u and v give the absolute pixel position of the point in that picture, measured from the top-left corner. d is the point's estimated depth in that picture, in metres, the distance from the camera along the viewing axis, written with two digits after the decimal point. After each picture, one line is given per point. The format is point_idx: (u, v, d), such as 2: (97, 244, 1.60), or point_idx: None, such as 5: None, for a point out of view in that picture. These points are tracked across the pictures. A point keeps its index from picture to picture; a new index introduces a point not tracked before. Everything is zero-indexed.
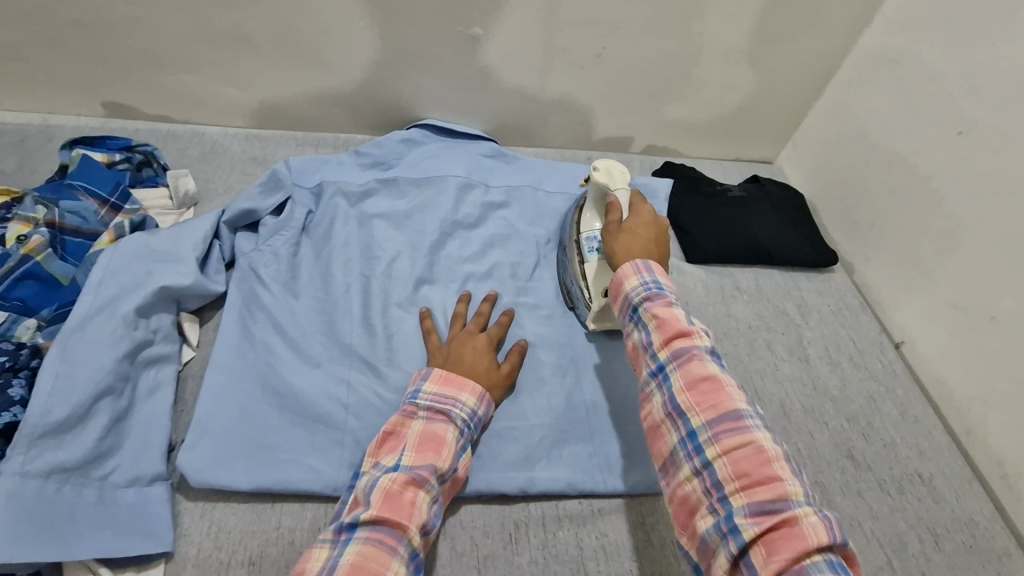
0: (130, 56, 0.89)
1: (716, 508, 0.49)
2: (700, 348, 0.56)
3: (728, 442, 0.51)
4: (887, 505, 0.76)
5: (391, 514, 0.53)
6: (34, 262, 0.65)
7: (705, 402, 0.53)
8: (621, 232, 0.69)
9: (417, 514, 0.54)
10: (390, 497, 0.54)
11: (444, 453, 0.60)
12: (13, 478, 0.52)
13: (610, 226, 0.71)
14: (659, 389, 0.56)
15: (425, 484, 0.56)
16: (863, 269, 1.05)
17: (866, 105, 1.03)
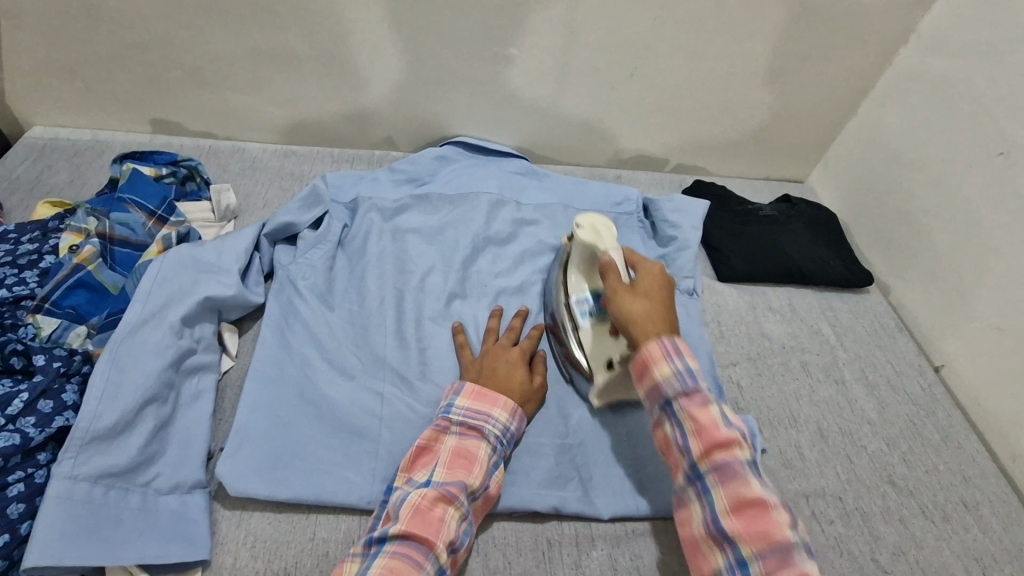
0: (179, 76, 0.92)
1: (724, 547, 0.53)
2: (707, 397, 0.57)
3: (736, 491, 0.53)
4: (932, 533, 0.73)
5: (419, 531, 0.54)
6: (86, 271, 0.68)
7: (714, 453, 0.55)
8: (634, 296, 0.64)
9: (445, 531, 0.55)
10: (418, 512, 0.55)
11: (475, 470, 0.60)
12: (63, 481, 0.53)
13: (620, 290, 0.65)
14: (669, 421, 0.58)
15: (455, 501, 0.56)
16: (899, 289, 1.03)
17: (901, 123, 1.02)
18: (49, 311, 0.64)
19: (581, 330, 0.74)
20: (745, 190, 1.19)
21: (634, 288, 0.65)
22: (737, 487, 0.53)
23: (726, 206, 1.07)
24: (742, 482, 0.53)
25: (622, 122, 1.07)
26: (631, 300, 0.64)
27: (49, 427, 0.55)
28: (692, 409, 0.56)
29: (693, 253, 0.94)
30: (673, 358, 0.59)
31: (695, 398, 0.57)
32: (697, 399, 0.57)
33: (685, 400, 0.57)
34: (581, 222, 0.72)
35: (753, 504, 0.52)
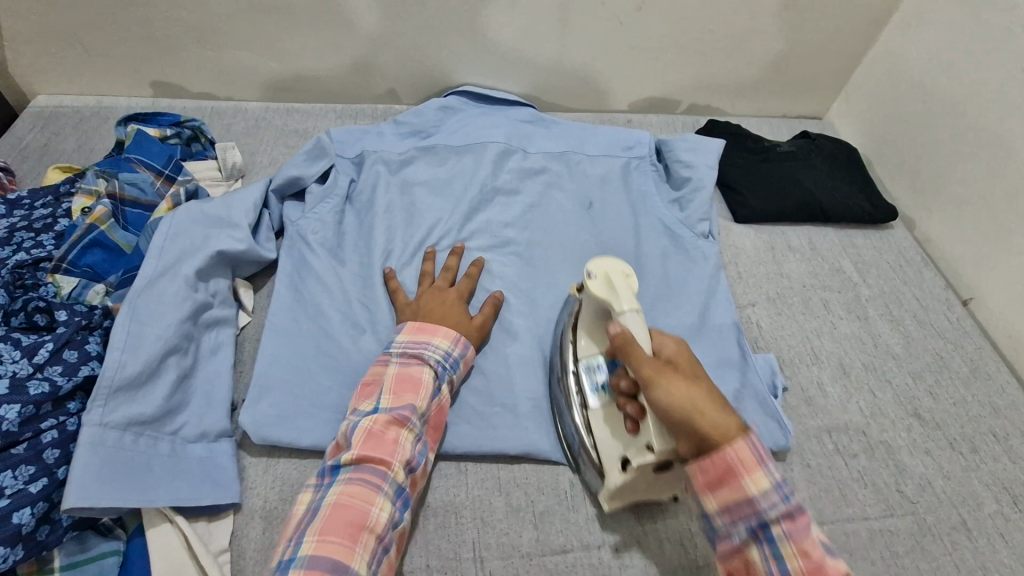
0: (176, 35, 0.90)
1: None
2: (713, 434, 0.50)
3: (761, 531, 0.48)
4: (959, 464, 0.72)
5: (374, 453, 0.56)
6: (100, 231, 0.68)
7: (732, 499, 0.49)
8: (670, 375, 0.53)
9: (400, 451, 0.57)
10: (371, 437, 0.57)
11: (421, 392, 0.61)
12: (95, 428, 0.54)
13: (648, 367, 0.54)
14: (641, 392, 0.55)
15: (406, 423, 0.58)
16: (925, 223, 0.99)
17: (929, 47, 0.96)
18: (67, 270, 0.65)
19: (588, 407, 0.64)
20: (763, 128, 1.14)
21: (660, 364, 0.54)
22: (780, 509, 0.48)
23: (742, 144, 1.02)
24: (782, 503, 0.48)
25: (632, 61, 1.02)
26: (673, 377, 0.53)
27: (77, 376, 0.56)
28: (708, 467, 0.50)
29: (709, 193, 0.92)
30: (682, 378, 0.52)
31: (707, 450, 0.50)
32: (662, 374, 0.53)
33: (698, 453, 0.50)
34: (593, 270, 0.64)
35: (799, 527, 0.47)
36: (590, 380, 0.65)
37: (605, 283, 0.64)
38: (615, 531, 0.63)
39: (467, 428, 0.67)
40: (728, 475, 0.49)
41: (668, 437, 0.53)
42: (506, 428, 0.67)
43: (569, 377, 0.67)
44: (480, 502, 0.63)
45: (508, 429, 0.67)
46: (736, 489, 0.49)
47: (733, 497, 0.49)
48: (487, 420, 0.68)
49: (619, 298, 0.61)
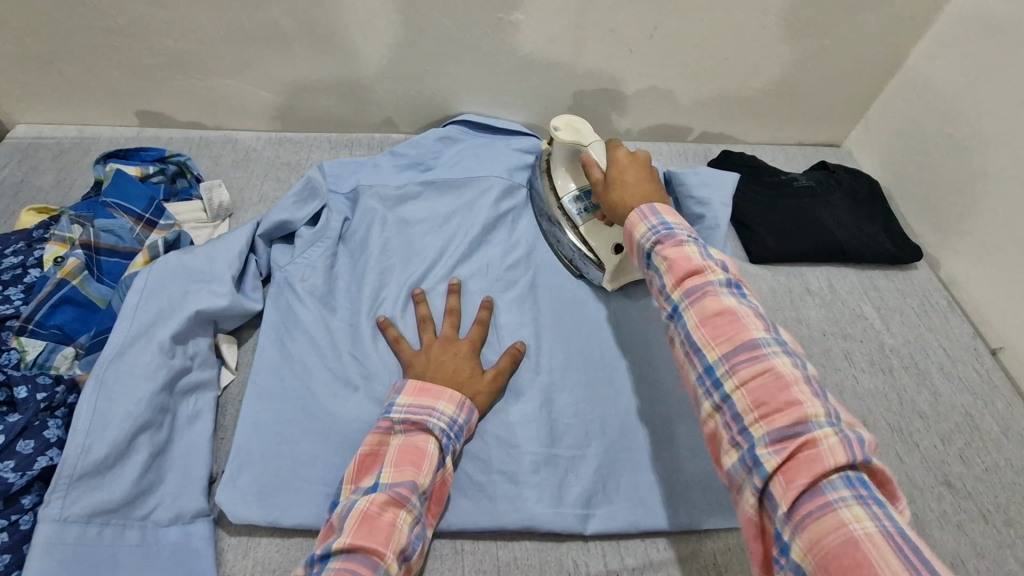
0: (161, 63, 0.86)
1: (738, 441, 0.47)
2: (750, 337, 0.49)
3: (780, 437, 0.44)
4: (994, 540, 0.67)
5: (367, 540, 0.50)
6: (71, 286, 0.63)
7: (720, 335, 0.50)
8: (610, 186, 0.68)
9: (395, 537, 0.52)
10: (366, 520, 0.52)
11: (424, 467, 0.56)
12: (52, 524, 0.50)
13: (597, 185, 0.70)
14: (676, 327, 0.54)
15: (405, 503, 0.53)
16: (950, 264, 0.94)
17: (956, 78, 0.91)
18: (34, 332, 0.60)
19: (578, 224, 0.78)
20: (777, 158, 1.09)
21: (608, 179, 0.69)
22: (746, 370, 0.48)
23: (757, 177, 0.97)
24: (752, 363, 0.48)
25: (641, 90, 0.97)
26: (615, 187, 0.67)
27: (31, 470, 0.52)
28: (735, 365, 0.49)
29: (723, 231, 0.86)
30: (650, 219, 0.59)
31: (738, 347, 0.49)
32: (672, 243, 0.56)
33: (727, 353, 0.49)
34: (556, 124, 0.77)
35: (766, 387, 0.47)
36: (574, 205, 0.79)
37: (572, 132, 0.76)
38: None
39: (465, 501, 0.62)
40: (759, 377, 0.47)
41: (688, 356, 0.52)
42: (506, 501, 0.62)
43: (557, 212, 0.80)
44: None
45: (509, 503, 0.62)
46: (765, 388, 0.47)
47: (761, 399, 0.46)
48: (485, 492, 0.63)
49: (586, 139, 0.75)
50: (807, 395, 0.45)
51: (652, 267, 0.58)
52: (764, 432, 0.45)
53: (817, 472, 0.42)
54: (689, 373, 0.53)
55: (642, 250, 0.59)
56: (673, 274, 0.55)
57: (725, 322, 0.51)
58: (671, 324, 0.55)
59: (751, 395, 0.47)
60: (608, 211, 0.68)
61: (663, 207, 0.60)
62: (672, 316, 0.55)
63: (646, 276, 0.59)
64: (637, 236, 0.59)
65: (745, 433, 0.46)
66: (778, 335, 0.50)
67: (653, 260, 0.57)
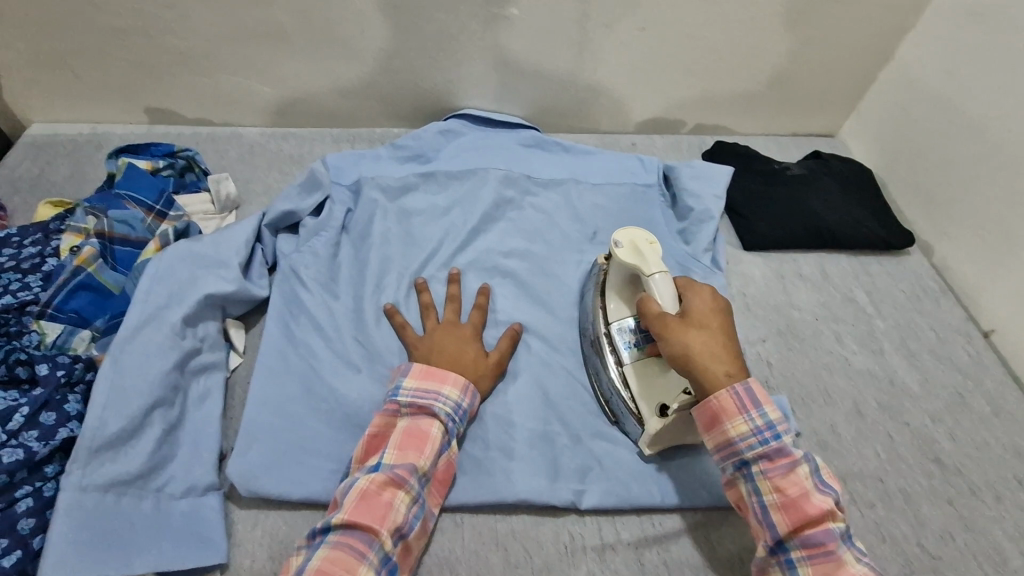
0: (168, 61, 0.89)
1: None
2: (798, 468, 0.55)
3: (816, 552, 0.53)
4: (982, 514, 0.68)
5: (364, 518, 0.54)
6: (86, 272, 0.66)
7: (808, 541, 0.53)
8: (688, 327, 0.59)
9: (392, 515, 0.55)
10: (365, 498, 0.55)
11: (425, 451, 0.59)
12: (73, 492, 0.53)
13: (669, 321, 0.60)
14: (716, 407, 0.58)
15: (403, 484, 0.56)
16: (943, 249, 0.95)
17: (947, 65, 0.93)
18: (53, 316, 0.64)
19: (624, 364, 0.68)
20: (771, 148, 1.11)
21: (685, 319, 0.59)
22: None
23: (751, 167, 0.99)
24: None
25: (636, 81, 0.99)
26: (691, 333, 0.59)
27: (54, 439, 0.55)
28: (774, 477, 0.55)
29: (715, 224, 0.89)
30: (751, 412, 0.55)
31: (778, 463, 0.55)
32: (776, 457, 0.55)
33: (767, 466, 0.55)
34: (619, 241, 0.67)
35: None
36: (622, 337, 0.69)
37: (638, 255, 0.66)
38: None
39: (464, 477, 0.64)
40: (794, 491, 0.54)
41: (731, 458, 0.57)
42: (503, 476, 0.65)
43: (603, 338, 0.70)
44: (476, 558, 0.61)
45: (506, 478, 0.64)
46: (803, 506, 0.54)
47: (792, 511, 0.54)
48: (483, 467, 0.65)
49: (652, 267, 0.64)
50: (820, 492, 0.55)
51: (755, 435, 0.55)
52: (797, 544, 0.54)
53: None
54: (758, 544, 0.56)
55: (732, 434, 0.56)
56: (772, 464, 0.55)
57: (813, 529, 0.53)
58: (750, 492, 0.56)
59: (780, 493, 0.54)
60: (681, 370, 0.59)
61: (761, 392, 0.56)
62: (756, 489, 0.56)
63: (728, 428, 0.57)
64: (731, 424, 0.56)
65: None
66: (850, 533, 0.54)
67: (750, 439, 0.55)
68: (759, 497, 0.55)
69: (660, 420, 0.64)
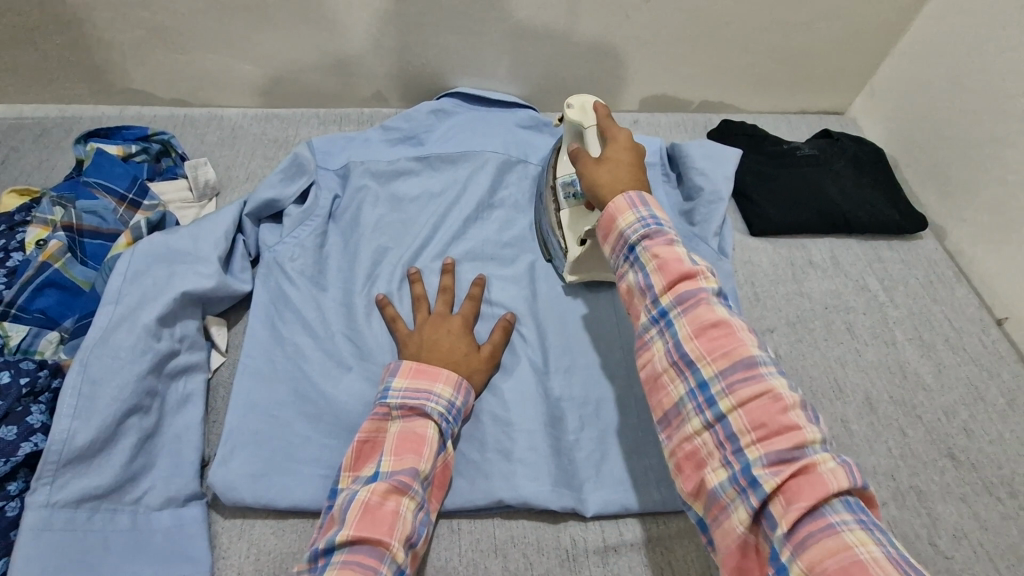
0: (138, 36, 0.82)
1: (729, 461, 0.47)
2: (705, 291, 0.52)
3: (736, 378, 0.48)
4: (997, 511, 0.66)
5: (371, 532, 0.50)
6: (53, 269, 0.62)
7: (716, 349, 0.50)
8: (599, 164, 0.63)
9: (400, 525, 0.51)
10: (369, 511, 0.51)
11: (425, 453, 0.56)
12: (41, 511, 0.49)
13: (586, 161, 0.64)
14: (662, 335, 0.53)
15: (408, 490, 0.53)
16: (956, 234, 0.91)
17: (969, 38, 0.87)
18: (17, 316, 0.60)
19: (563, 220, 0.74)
20: (779, 127, 1.05)
21: (600, 158, 0.64)
22: (744, 389, 0.47)
23: (758, 148, 0.95)
24: (749, 383, 0.48)
25: (639, 57, 0.93)
26: (597, 167, 0.63)
27: (16, 456, 0.51)
28: (686, 312, 0.52)
29: (724, 206, 0.84)
30: (639, 208, 0.57)
31: (689, 299, 0.52)
32: (662, 240, 0.55)
33: (679, 303, 0.52)
34: (571, 101, 0.71)
35: (763, 408, 0.46)
36: (564, 189, 0.74)
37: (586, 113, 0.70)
38: None
39: (461, 480, 0.61)
40: (705, 314, 0.51)
41: (647, 311, 0.54)
42: (501, 479, 0.61)
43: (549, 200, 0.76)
44: (475, 567, 0.58)
45: (504, 481, 0.61)
46: (721, 336, 0.50)
47: (743, 397, 0.47)
48: (479, 470, 0.62)
49: (592, 122, 0.69)
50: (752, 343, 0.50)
51: (633, 261, 0.56)
52: (718, 375, 0.49)
53: (779, 417, 0.46)
54: (672, 388, 0.52)
55: (625, 241, 0.56)
56: (663, 275, 0.53)
57: (717, 335, 0.50)
58: (656, 330, 0.53)
59: (749, 416, 0.47)
60: (590, 196, 0.63)
61: (652, 198, 0.58)
62: (659, 322, 0.53)
63: (622, 269, 0.57)
64: (621, 225, 0.57)
65: (739, 454, 0.46)
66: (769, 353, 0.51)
67: (639, 254, 0.55)
68: (677, 342, 0.52)
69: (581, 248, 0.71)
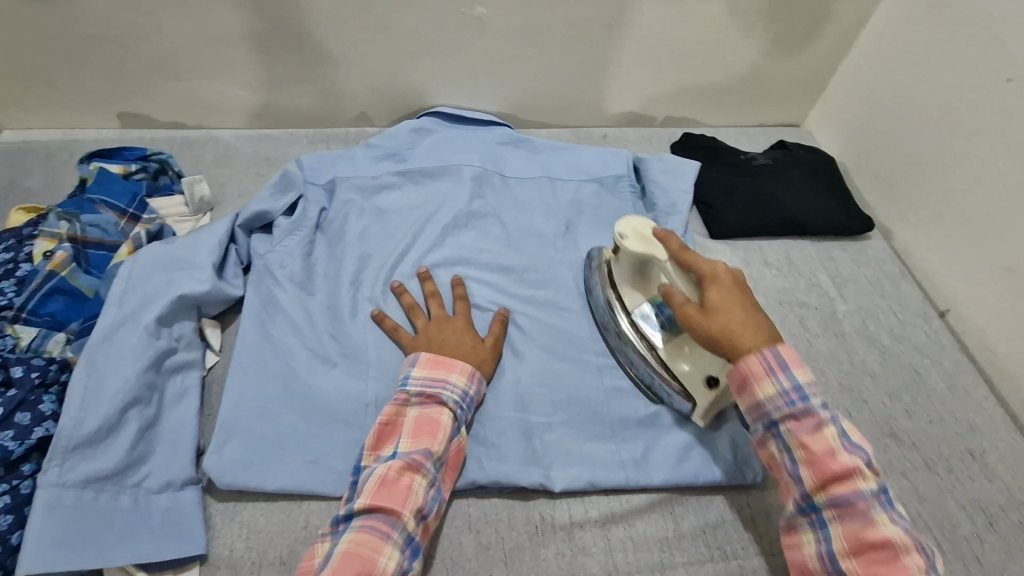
0: (138, 64, 0.89)
1: (834, 572, 0.56)
2: (835, 447, 0.57)
3: (853, 527, 0.55)
4: (935, 485, 0.72)
5: (386, 501, 0.56)
6: (60, 276, 0.68)
7: (830, 495, 0.56)
8: (710, 314, 0.62)
9: (412, 498, 0.57)
10: (385, 483, 0.57)
11: (439, 436, 0.61)
12: (52, 488, 0.55)
13: (692, 313, 0.62)
14: (778, 446, 0.60)
15: (420, 468, 0.59)
16: (902, 234, 0.98)
17: (903, 56, 0.95)
18: (27, 320, 0.65)
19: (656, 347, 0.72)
20: (739, 139, 1.13)
21: (705, 305, 0.62)
22: (854, 525, 0.55)
23: (718, 159, 1.02)
24: (859, 520, 0.55)
25: (606, 76, 1.01)
26: (716, 318, 0.61)
27: (29, 439, 0.57)
28: (801, 435, 0.58)
29: (682, 215, 0.91)
30: (776, 375, 0.59)
31: (805, 421, 0.58)
32: (808, 425, 0.58)
33: (795, 425, 0.58)
34: (623, 232, 0.70)
35: (870, 545, 0.54)
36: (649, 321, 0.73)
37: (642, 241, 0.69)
38: (587, 568, 0.62)
39: None
40: (849, 504, 0.55)
41: (763, 418, 0.60)
42: (475, 463, 0.66)
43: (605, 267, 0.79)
44: (450, 542, 0.63)
45: (477, 465, 0.66)
46: (842, 490, 0.56)
47: (851, 515, 0.55)
48: None
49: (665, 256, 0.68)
50: (866, 477, 0.56)
51: (782, 444, 0.59)
52: (834, 519, 0.56)
53: (881, 543, 0.54)
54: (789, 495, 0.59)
55: (764, 411, 0.59)
56: (815, 476, 0.57)
57: (839, 479, 0.56)
58: (772, 440, 0.60)
59: (855, 545, 0.55)
60: (716, 348, 0.62)
61: (788, 356, 0.59)
62: (774, 434, 0.60)
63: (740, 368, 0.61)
64: (757, 392, 0.59)
65: (839, 565, 0.55)
66: (885, 492, 0.56)
67: (786, 440, 0.59)
68: (800, 483, 0.58)
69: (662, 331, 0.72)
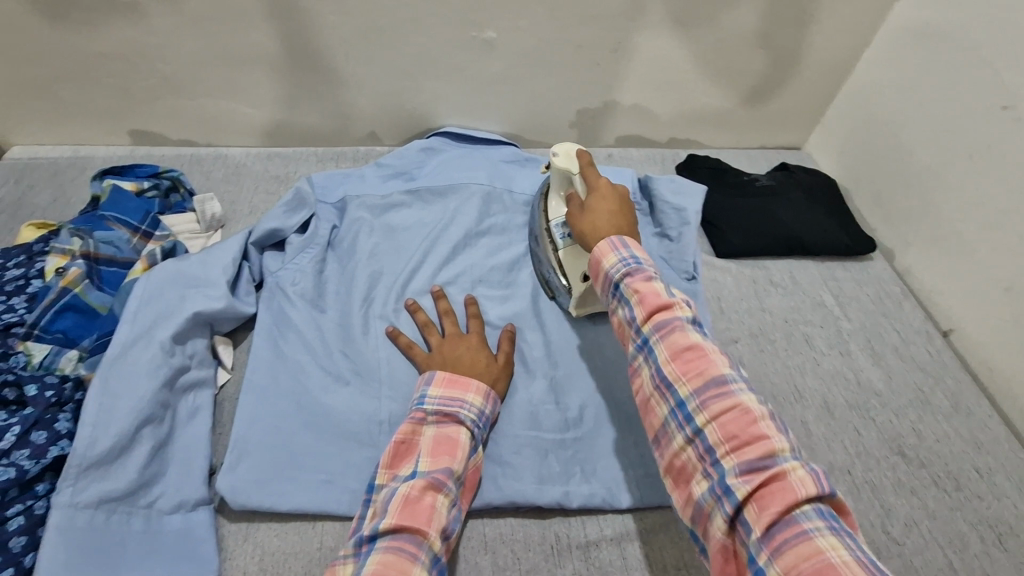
0: (152, 83, 0.90)
1: (710, 474, 0.50)
2: (679, 320, 0.55)
3: (709, 398, 0.51)
4: (945, 503, 0.73)
5: (411, 521, 0.54)
6: (74, 293, 0.67)
7: (691, 371, 0.53)
8: (584, 213, 0.67)
9: (436, 517, 0.56)
10: (408, 503, 0.56)
11: (458, 455, 0.61)
12: (64, 510, 0.54)
13: (573, 211, 0.69)
14: (646, 362, 0.56)
15: (442, 487, 0.58)
16: (902, 254, 1.00)
17: (899, 82, 0.98)
18: (39, 337, 0.65)
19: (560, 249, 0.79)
20: (741, 160, 1.15)
21: (585, 207, 0.68)
22: (717, 406, 0.51)
23: (722, 179, 1.04)
24: (721, 400, 0.51)
25: (610, 100, 1.03)
26: (589, 215, 0.66)
27: (45, 458, 0.56)
28: (666, 328, 0.55)
29: (693, 230, 0.92)
30: (621, 251, 0.60)
31: (664, 322, 0.55)
32: (668, 330, 0.55)
33: (654, 326, 0.55)
34: (557, 150, 0.76)
35: (736, 421, 0.49)
36: (559, 229, 0.80)
37: (571, 161, 0.75)
38: None
39: None
40: (724, 402, 0.50)
41: (634, 341, 0.57)
42: (490, 482, 0.66)
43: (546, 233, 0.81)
44: (465, 563, 0.62)
45: (492, 483, 0.66)
46: (696, 361, 0.53)
47: (728, 424, 0.49)
48: None
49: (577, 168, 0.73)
50: (724, 363, 0.53)
51: (643, 346, 0.56)
52: (692, 395, 0.52)
53: (749, 427, 0.49)
54: (658, 410, 0.55)
55: (610, 280, 0.60)
56: (676, 366, 0.53)
57: (693, 359, 0.53)
58: (642, 358, 0.56)
59: (723, 431, 0.50)
60: (580, 242, 0.67)
61: (631, 240, 0.62)
62: (644, 350, 0.56)
63: (612, 305, 0.61)
64: (605, 266, 0.60)
65: (716, 465, 0.49)
66: (740, 372, 0.53)
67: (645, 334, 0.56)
68: (679, 405, 0.53)
69: (583, 284, 0.76)
